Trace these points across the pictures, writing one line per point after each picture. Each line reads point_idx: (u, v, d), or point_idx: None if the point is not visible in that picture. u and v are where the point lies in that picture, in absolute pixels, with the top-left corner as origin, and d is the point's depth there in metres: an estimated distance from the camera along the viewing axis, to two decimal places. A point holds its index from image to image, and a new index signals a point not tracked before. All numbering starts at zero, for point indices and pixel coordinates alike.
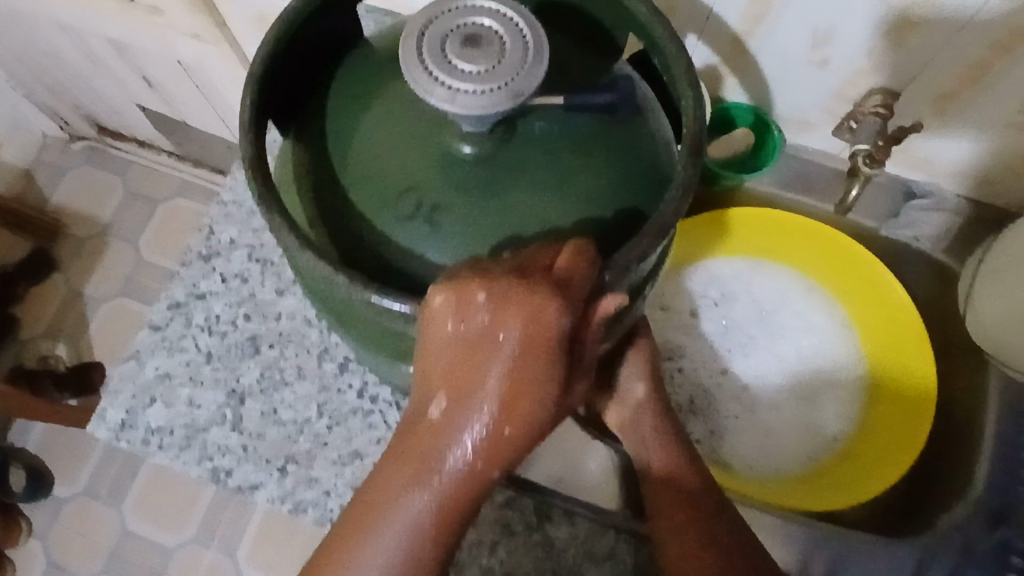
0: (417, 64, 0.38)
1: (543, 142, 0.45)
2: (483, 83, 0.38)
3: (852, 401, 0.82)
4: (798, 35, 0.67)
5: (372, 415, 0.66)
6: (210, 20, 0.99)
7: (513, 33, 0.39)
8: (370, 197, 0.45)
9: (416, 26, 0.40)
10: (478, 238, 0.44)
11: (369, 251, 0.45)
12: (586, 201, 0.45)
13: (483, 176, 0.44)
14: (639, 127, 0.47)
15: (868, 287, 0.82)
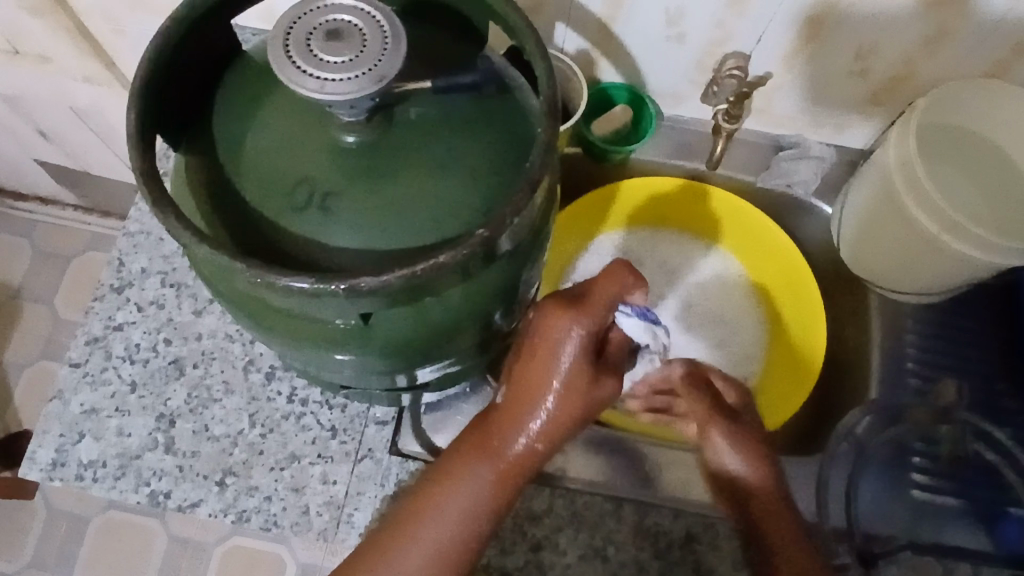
0: (287, 61, 0.42)
1: (418, 126, 0.49)
2: (349, 71, 0.41)
3: (757, 342, 0.89)
4: (652, 16, 0.74)
5: (305, 417, 0.68)
6: (98, 61, 1.00)
7: (373, 23, 0.43)
8: (265, 193, 0.48)
9: (281, 28, 0.43)
10: (369, 218, 0.47)
11: (268, 244, 0.48)
12: (464, 174, 0.49)
13: (367, 160, 0.48)
14: (505, 105, 0.52)
15: (754, 237, 0.89)
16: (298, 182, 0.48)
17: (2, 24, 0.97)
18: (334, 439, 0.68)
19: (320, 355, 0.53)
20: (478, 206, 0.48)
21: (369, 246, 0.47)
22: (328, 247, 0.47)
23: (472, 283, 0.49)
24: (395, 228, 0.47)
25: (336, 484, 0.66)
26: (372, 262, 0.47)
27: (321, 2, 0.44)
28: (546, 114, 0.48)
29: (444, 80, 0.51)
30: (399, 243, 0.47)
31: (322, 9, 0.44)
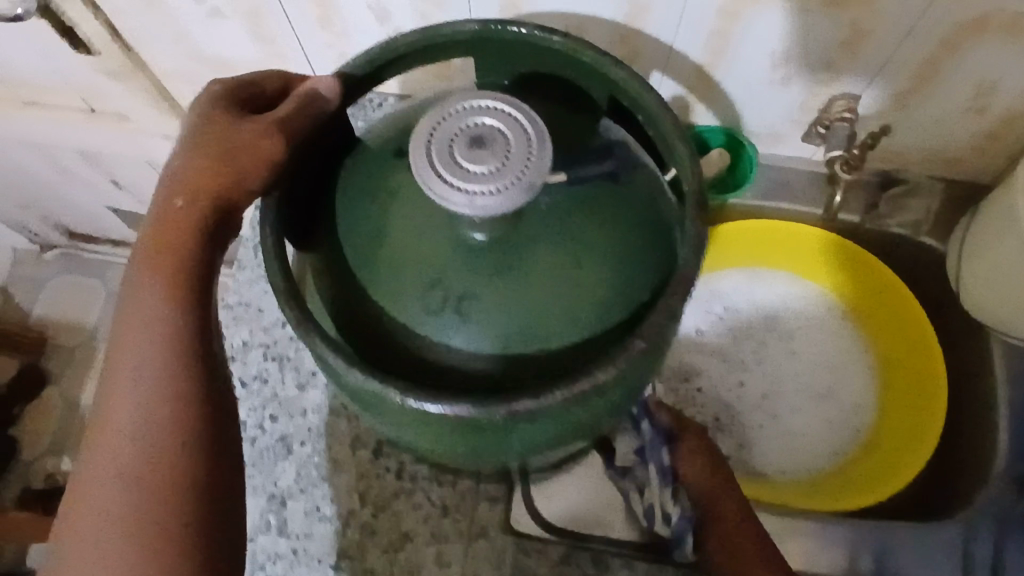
0: (431, 171, 0.40)
1: (551, 218, 0.46)
2: (498, 182, 0.39)
3: (867, 390, 0.85)
4: (756, 59, 0.70)
5: (416, 495, 0.67)
6: (179, 120, 1.00)
7: (517, 125, 0.41)
8: (397, 298, 0.46)
9: (421, 133, 0.41)
10: (508, 323, 0.45)
11: (404, 352, 0.46)
12: (601, 267, 0.46)
13: (498, 259, 0.45)
14: (637, 187, 0.50)
15: (862, 280, 0.85)
16: (431, 286, 0.46)
17: (86, 89, 0.98)
18: (446, 517, 0.66)
19: (448, 450, 0.52)
20: (618, 305, 0.46)
21: (511, 352, 0.45)
22: (467, 355, 0.46)
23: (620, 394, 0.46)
24: (533, 332, 0.45)
25: (451, 566, 0.65)
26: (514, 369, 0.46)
27: (456, 103, 0.42)
28: (689, 206, 0.45)
29: (578, 168, 0.48)
30: (540, 348, 0.45)
31: (463, 110, 0.42)
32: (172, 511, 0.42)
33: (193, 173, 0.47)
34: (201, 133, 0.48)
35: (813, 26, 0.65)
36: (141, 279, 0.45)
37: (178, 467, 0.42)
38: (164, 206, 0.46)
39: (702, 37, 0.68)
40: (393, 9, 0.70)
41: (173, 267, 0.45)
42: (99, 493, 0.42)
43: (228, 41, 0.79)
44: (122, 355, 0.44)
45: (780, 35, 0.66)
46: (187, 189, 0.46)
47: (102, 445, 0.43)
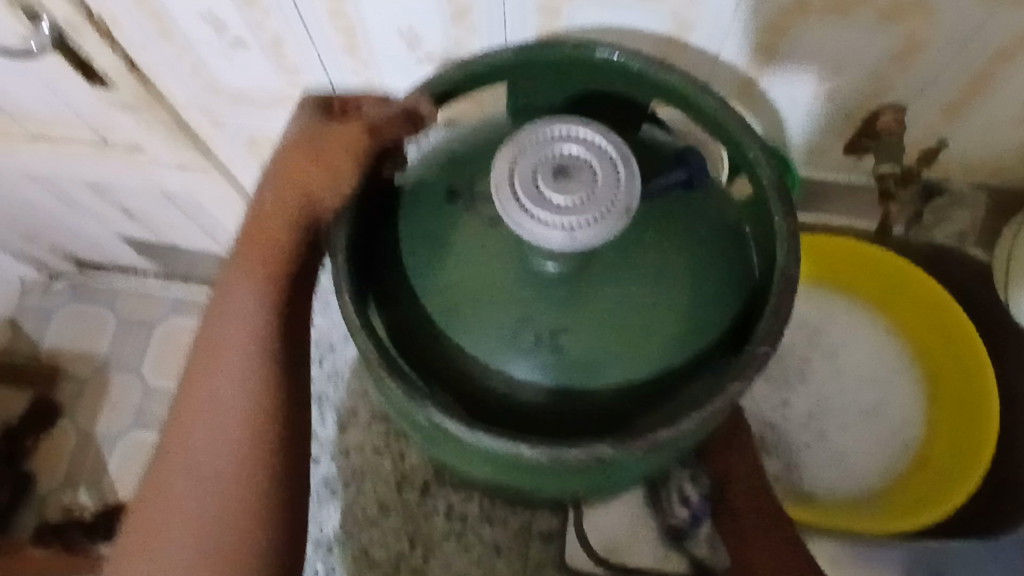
0: (522, 213, 0.37)
1: (620, 250, 0.46)
2: (593, 213, 0.37)
3: (915, 404, 0.83)
4: (803, 74, 0.68)
5: (467, 535, 0.65)
6: (196, 150, 0.98)
7: (596, 149, 0.39)
8: (480, 334, 0.46)
9: (501, 175, 0.39)
10: (588, 358, 0.45)
11: (489, 396, 0.47)
12: (681, 289, 0.47)
13: (574, 291, 0.45)
14: (704, 206, 0.49)
15: (908, 292, 0.82)
16: (511, 325, 0.45)
17: (99, 121, 0.96)
18: (500, 557, 0.64)
19: (523, 482, 0.52)
20: (700, 331, 0.47)
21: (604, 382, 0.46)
22: (550, 392, 0.46)
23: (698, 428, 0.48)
24: (612, 365, 0.46)
25: None
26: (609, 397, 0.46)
27: (529, 136, 0.40)
28: None
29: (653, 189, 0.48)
30: (623, 380, 0.46)
31: (538, 142, 0.39)
32: (252, 479, 0.55)
33: (279, 188, 0.55)
34: (298, 142, 0.56)
35: (864, 38, 0.63)
36: (244, 270, 0.56)
37: (260, 440, 0.55)
38: (265, 198, 0.56)
39: (747, 53, 0.66)
40: (424, 35, 0.68)
41: (262, 266, 0.56)
42: (196, 446, 0.55)
43: (252, 71, 0.77)
44: (212, 354, 0.56)
45: (832, 49, 0.65)
46: (285, 191, 0.55)
47: (189, 417, 0.56)
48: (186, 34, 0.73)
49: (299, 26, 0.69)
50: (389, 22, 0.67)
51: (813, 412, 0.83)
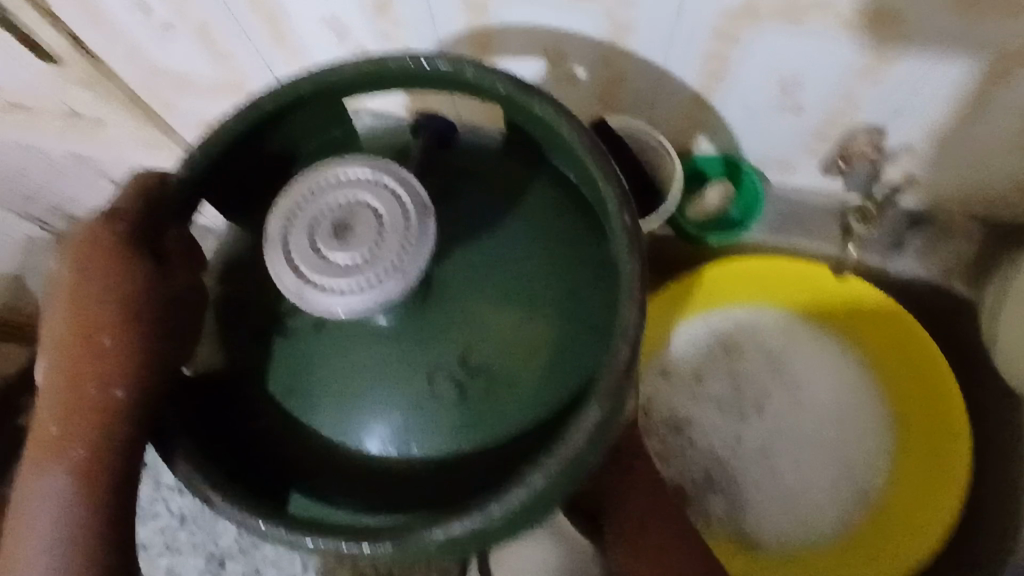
0: (345, 292, 0.32)
1: (461, 286, 0.41)
2: (400, 243, 0.33)
3: (884, 450, 0.75)
4: (762, 88, 0.61)
5: (360, 565, 0.61)
6: (157, 129, 0.96)
7: (353, 183, 0.34)
8: (325, 403, 0.40)
9: (288, 285, 0.33)
10: (429, 415, 0.39)
11: (327, 468, 0.40)
12: (544, 322, 0.41)
13: (413, 333, 0.39)
14: (566, 238, 0.43)
15: (876, 326, 0.76)
16: (347, 387, 0.39)
17: (61, 95, 0.94)
18: None
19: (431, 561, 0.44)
20: (578, 349, 0.41)
21: (478, 431, 0.39)
22: (396, 462, 0.39)
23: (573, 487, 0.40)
24: (463, 425, 0.39)
25: None
26: (489, 445, 0.39)
27: (284, 213, 0.34)
28: (635, 299, 0.36)
29: (486, 233, 0.42)
30: (471, 442, 0.39)
31: (294, 229, 0.33)
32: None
33: (52, 426, 0.39)
34: (57, 345, 0.40)
35: (827, 49, 0.56)
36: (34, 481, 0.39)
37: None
38: (37, 431, 0.39)
39: (697, 60, 0.59)
40: (352, 24, 0.63)
41: (47, 485, 0.39)
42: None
43: (187, 54, 0.74)
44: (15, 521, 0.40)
45: (792, 61, 0.58)
46: (48, 435, 0.39)
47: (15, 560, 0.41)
48: (116, 14, 0.70)
49: (219, 10, 0.64)
50: (313, 10, 0.62)
51: (766, 450, 0.77)
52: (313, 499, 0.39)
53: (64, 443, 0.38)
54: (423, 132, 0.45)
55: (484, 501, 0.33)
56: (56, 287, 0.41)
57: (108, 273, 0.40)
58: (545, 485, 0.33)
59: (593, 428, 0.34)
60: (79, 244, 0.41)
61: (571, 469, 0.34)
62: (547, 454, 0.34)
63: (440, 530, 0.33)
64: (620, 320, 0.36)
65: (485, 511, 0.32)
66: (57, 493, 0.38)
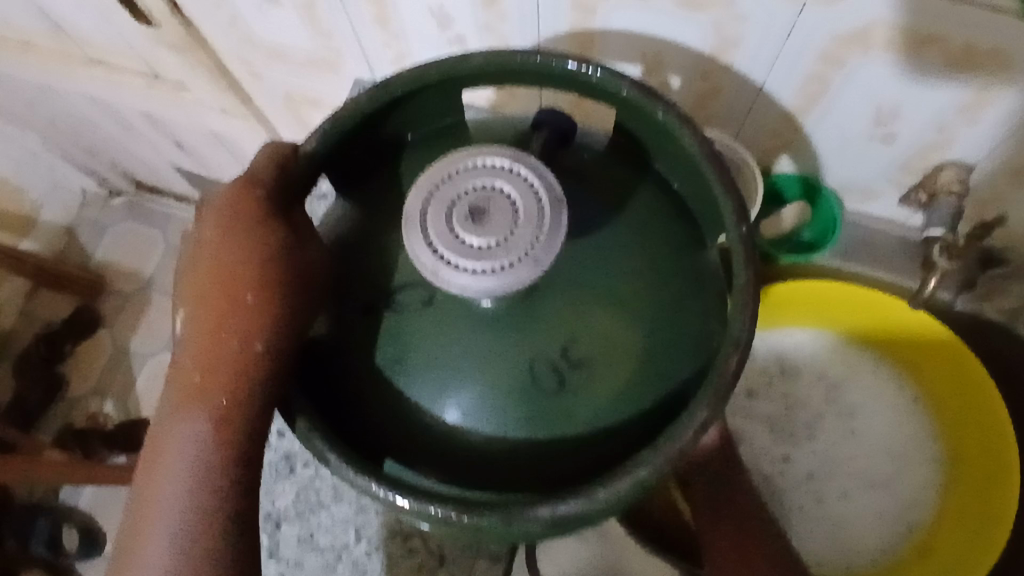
0: (480, 275, 0.33)
1: (568, 276, 0.41)
2: (533, 233, 0.34)
3: (930, 485, 0.76)
4: (857, 114, 0.62)
5: (412, 539, 0.62)
6: (236, 97, 0.98)
7: (490, 169, 0.35)
8: (424, 377, 0.41)
9: (424, 262, 0.34)
10: (526, 399, 0.40)
11: (422, 439, 0.41)
12: (643, 319, 0.42)
13: (517, 317, 0.41)
14: (669, 242, 0.44)
15: (936, 361, 0.75)
16: (447, 363, 0.41)
17: (148, 56, 0.96)
18: (442, 568, 0.62)
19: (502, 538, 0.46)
20: (675, 351, 0.42)
21: (572, 418, 0.40)
22: (490, 439, 0.40)
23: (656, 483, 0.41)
24: (558, 411, 0.40)
25: None
26: (580, 433, 0.40)
27: (422, 193, 0.35)
28: (747, 308, 0.37)
29: (592, 226, 0.43)
30: (563, 430, 0.40)
31: (431, 208, 0.34)
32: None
33: (194, 377, 0.38)
34: (196, 312, 0.39)
35: (931, 83, 0.56)
36: (172, 438, 0.38)
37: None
38: (177, 388, 0.39)
39: (796, 81, 0.60)
40: (455, 15, 0.64)
41: (181, 440, 0.38)
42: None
43: (285, 28, 0.75)
44: (148, 479, 0.39)
45: (894, 91, 0.58)
46: (189, 394, 0.38)
47: (140, 522, 0.38)
48: None
49: None
50: None
51: (813, 473, 0.77)
52: (406, 466, 0.41)
53: (204, 401, 0.38)
54: (544, 129, 0.44)
55: (593, 486, 0.33)
56: (196, 254, 0.41)
57: (251, 236, 0.40)
58: (649, 477, 0.34)
59: (700, 432, 0.35)
60: (223, 205, 0.41)
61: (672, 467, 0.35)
62: (653, 448, 0.34)
63: (544, 510, 0.33)
64: (732, 328, 0.37)
65: (589, 496, 0.33)
66: (195, 450, 0.37)
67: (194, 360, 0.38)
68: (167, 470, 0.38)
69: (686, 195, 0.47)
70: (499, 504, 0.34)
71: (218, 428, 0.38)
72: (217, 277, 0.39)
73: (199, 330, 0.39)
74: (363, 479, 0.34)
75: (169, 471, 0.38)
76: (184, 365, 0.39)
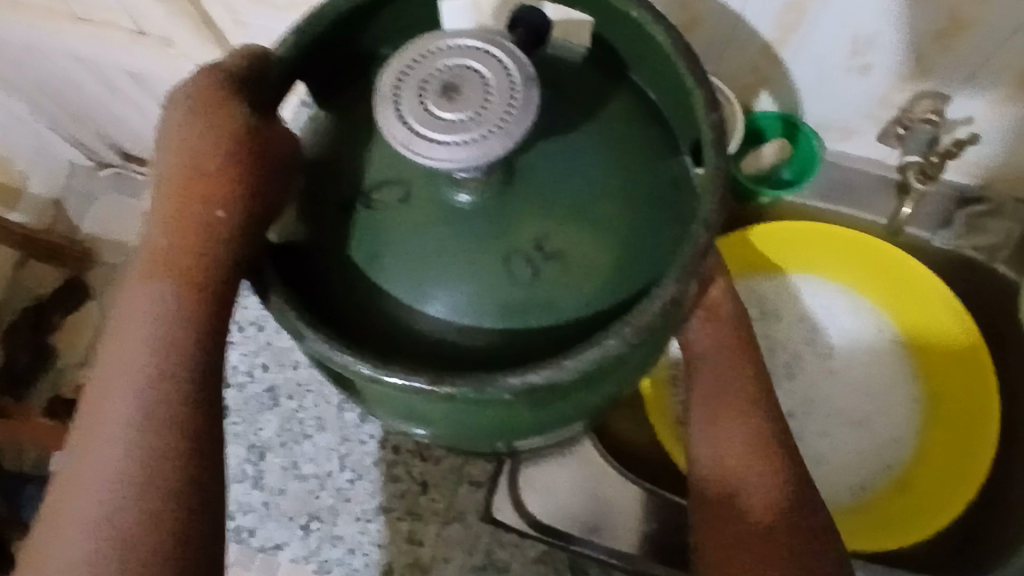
0: (451, 148, 0.34)
1: (544, 173, 0.42)
2: (503, 110, 0.34)
3: (909, 421, 0.77)
4: (835, 44, 0.63)
5: (396, 466, 0.63)
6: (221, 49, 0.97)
7: (463, 51, 0.35)
8: (399, 273, 0.41)
9: (395, 135, 0.34)
10: (501, 290, 0.41)
11: (396, 336, 0.41)
12: (617, 216, 0.42)
13: (491, 214, 0.41)
14: (645, 145, 0.45)
15: (913, 297, 0.77)
16: (422, 258, 0.41)
17: (133, 7, 0.96)
18: (424, 495, 0.63)
19: (476, 440, 0.46)
20: (647, 248, 0.42)
21: (545, 312, 0.41)
22: (462, 332, 0.41)
23: (628, 374, 0.42)
24: (531, 303, 0.41)
25: (422, 546, 0.61)
26: (554, 327, 0.41)
27: (396, 73, 0.35)
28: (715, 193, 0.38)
29: (567, 127, 0.43)
30: (538, 320, 0.41)
31: (404, 86, 0.35)
32: (143, 545, 0.39)
33: (164, 240, 0.43)
34: (173, 200, 0.45)
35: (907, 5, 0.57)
36: (139, 303, 0.43)
37: (163, 486, 0.40)
38: (150, 261, 0.44)
39: (774, 10, 0.61)
40: None
41: (151, 298, 0.43)
42: (74, 515, 0.40)
43: None
44: (118, 334, 0.43)
45: (871, 17, 0.59)
46: (158, 257, 0.43)
47: (108, 374, 0.43)
48: None
49: None
50: None
51: (793, 412, 0.78)
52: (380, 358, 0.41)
53: (170, 261, 0.43)
54: (519, 27, 0.44)
55: (562, 355, 0.34)
56: (172, 139, 0.46)
57: (224, 121, 0.45)
58: (618, 348, 0.35)
59: (669, 305, 0.36)
60: (193, 102, 0.45)
61: (642, 341, 0.36)
62: (622, 320, 0.35)
63: (515, 379, 0.34)
64: (702, 211, 0.37)
65: (558, 366, 0.34)
66: (160, 304, 0.42)
67: (167, 228, 0.44)
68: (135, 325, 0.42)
69: (662, 104, 0.47)
70: (470, 375, 0.35)
71: (182, 289, 0.42)
72: (194, 156, 0.45)
73: (172, 201, 0.44)
74: (337, 350, 0.35)
75: (136, 324, 0.42)
76: (165, 231, 0.44)
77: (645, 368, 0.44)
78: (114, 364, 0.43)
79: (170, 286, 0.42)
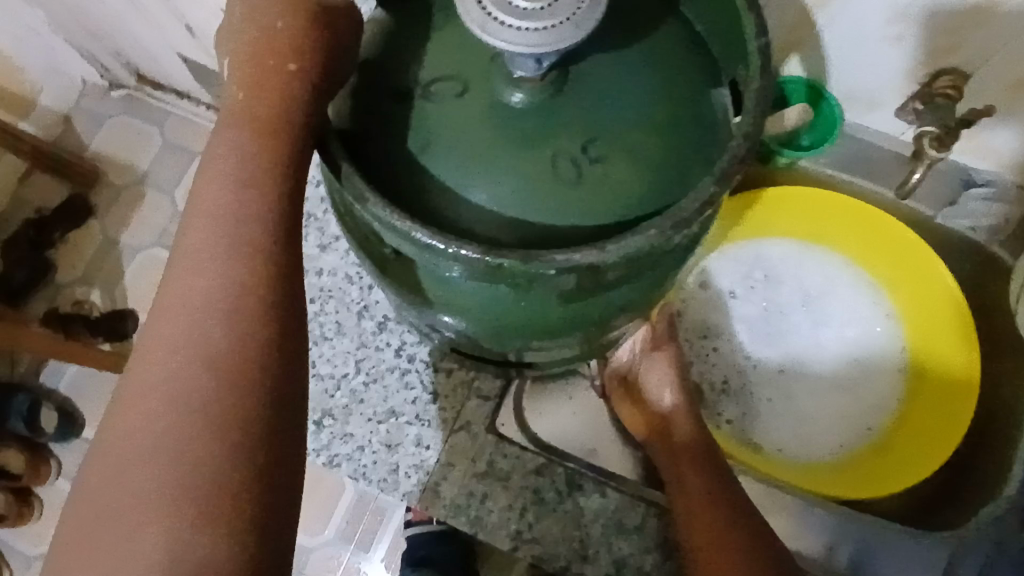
0: (523, 32, 0.36)
1: (594, 84, 0.45)
2: (574, 5, 0.37)
3: (896, 389, 0.80)
4: (871, 11, 0.65)
5: (409, 374, 0.66)
6: None
7: None
8: (448, 162, 0.44)
9: (472, 16, 0.37)
10: (548, 187, 0.43)
11: (440, 223, 0.43)
12: (660, 133, 0.45)
13: (542, 117, 0.44)
14: (691, 73, 0.47)
15: (908, 268, 0.81)
16: (473, 151, 0.43)
17: None
18: (435, 403, 0.66)
19: (500, 337, 0.49)
20: (684, 166, 0.45)
21: (582, 213, 0.43)
22: (501, 223, 0.43)
23: (648, 275, 0.45)
24: (572, 202, 0.43)
25: (428, 450, 0.65)
26: (589, 228, 0.43)
27: None
28: (757, 113, 0.41)
29: (618, 48, 0.46)
30: (578, 219, 0.43)
31: None
32: (233, 367, 0.40)
33: (240, 95, 0.45)
34: (240, 59, 0.46)
35: None
36: (223, 147, 0.44)
37: (254, 318, 0.42)
38: (228, 111, 0.46)
39: None
40: None
41: (230, 146, 0.44)
42: (161, 348, 0.41)
43: None
44: (202, 184, 0.44)
45: None
46: (236, 111, 0.45)
47: (194, 221, 0.44)
48: None
49: None
50: None
51: (785, 368, 0.81)
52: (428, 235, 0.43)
53: (247, 114, 0.44)
54: None
55: (605, 240, 0.38)
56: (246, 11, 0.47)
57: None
58: (655, 239, 0.38)
59: (706, 207, 0.39)
60: None
61: (672, 235, 0.39)
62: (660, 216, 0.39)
63: (559, 258, 0.38)
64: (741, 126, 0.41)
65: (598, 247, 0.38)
66: (240, 151, 0.44)
67: (241, 88, 0.45)
68: (220, 172, 0.44)
69: (707, 35, 0.49)
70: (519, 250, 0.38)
71: (259, 138, 0.44)
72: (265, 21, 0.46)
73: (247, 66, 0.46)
74: (396, 216, 0.38)
75: (222, 169, 0.44)
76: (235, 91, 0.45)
77: (663, 276, 0.47)
78: (199, 211, 0.44)
79: (248, 141, 0.44)
